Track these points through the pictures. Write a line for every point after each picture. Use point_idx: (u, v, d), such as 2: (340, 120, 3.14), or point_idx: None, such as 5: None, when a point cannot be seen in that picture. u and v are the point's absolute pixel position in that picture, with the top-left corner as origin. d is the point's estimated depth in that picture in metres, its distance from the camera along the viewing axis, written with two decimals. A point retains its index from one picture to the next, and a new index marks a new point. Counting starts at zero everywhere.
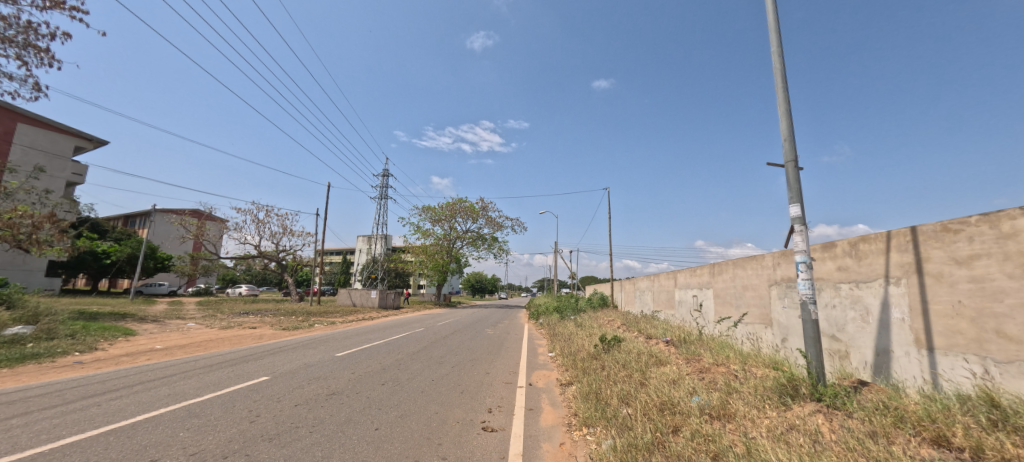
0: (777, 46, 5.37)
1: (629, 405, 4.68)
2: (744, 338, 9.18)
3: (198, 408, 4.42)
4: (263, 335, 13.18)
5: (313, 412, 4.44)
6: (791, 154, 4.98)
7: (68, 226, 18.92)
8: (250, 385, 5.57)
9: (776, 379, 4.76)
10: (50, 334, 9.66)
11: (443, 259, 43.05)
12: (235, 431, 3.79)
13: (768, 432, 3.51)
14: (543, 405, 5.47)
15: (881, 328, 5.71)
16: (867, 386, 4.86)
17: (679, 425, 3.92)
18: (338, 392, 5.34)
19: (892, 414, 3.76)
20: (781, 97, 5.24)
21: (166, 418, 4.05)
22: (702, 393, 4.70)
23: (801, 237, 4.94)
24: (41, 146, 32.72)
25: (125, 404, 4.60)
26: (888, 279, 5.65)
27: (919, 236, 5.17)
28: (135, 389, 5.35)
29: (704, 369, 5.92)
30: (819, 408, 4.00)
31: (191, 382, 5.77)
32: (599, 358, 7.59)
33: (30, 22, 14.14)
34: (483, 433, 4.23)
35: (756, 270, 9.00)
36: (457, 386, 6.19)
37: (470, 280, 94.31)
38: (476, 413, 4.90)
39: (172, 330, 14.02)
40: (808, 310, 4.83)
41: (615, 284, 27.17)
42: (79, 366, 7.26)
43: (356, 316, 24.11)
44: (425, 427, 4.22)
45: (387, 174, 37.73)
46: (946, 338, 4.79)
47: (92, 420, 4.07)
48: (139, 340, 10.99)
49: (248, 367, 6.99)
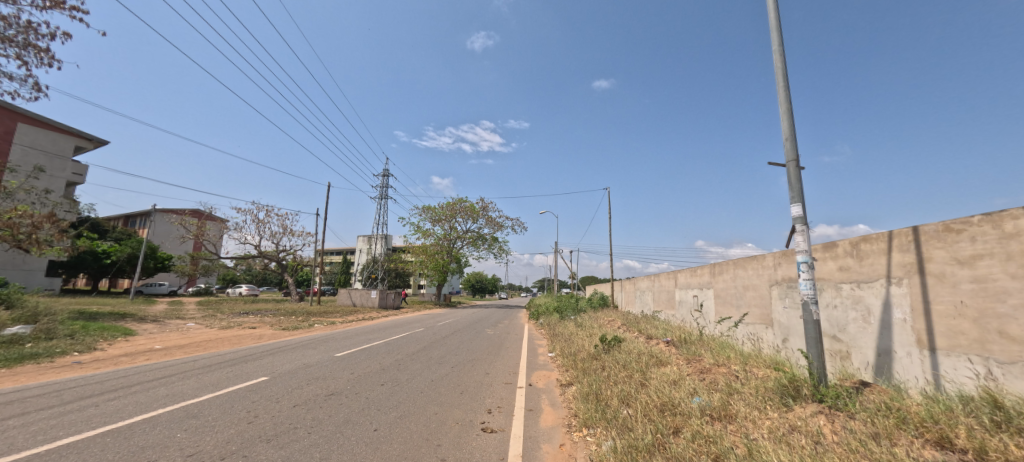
0: (778, 45, 5.35)
1: (630, 406, 4.64)
2: (744, 338, 9.16)
3: (196, 409, 4.40)
4: (263, 335, 13.17)
5: (312, 413, 4.41)
6: (793, 153, 4.95)
7: (68, 226, 18.92)
8: (248, 385, 5.54)
9: (777, 379, 4.73)
10: (50, 334, 9.65)
11: (443, 259, 43.06)
12: (233, 432, 3.76)
13: (770, 433, 3.48)
14: (544, 405, 5.44)
15: (882, 328, 5.69)
16: (868, 387, 4.83)
17: (680, 426, 3.90)
18: (337, 393, 5.31)
19: (894, 415, 3.73)
20: (781, 96, 5.21)
21: (163, 419, 4.01)
22: (702, 393, 4.68)
23: (802, 237, 4.91)
24: (42, 146, 32.74)
25: (122, 405, 4.58)
26: (890, 279, 5.62)
27: (921, 236, 5.14)
28: (133, 389, 5.33)
29: (705, 369, 5.90)
30: (821, 409, 3.97)
31: (190, 382, 5.74)
32: (599, 358, 7.57)
33: (30, 22, 14.13)
34: (483, 434, 4.21)
35: (756, 270, 8.99)
36: (457, 386, 6.16)
37: (470, 280, 94.19)
38: (476, 413, 4.87)
39: (171, 330, 14.02)
40: (809, 311, 4.80)
41: (616, 284, 27.13)
42: (77, 366, 7.24)
43: (356, 316, 24.11)
44: (424, 428, 4.20)
45: (387, 174, 37.71)
46: (948, 338, 4.76)
47: (90, 421, 4.05)
48: (138, 339, 10.98)
49: (247, 367, 6.97)
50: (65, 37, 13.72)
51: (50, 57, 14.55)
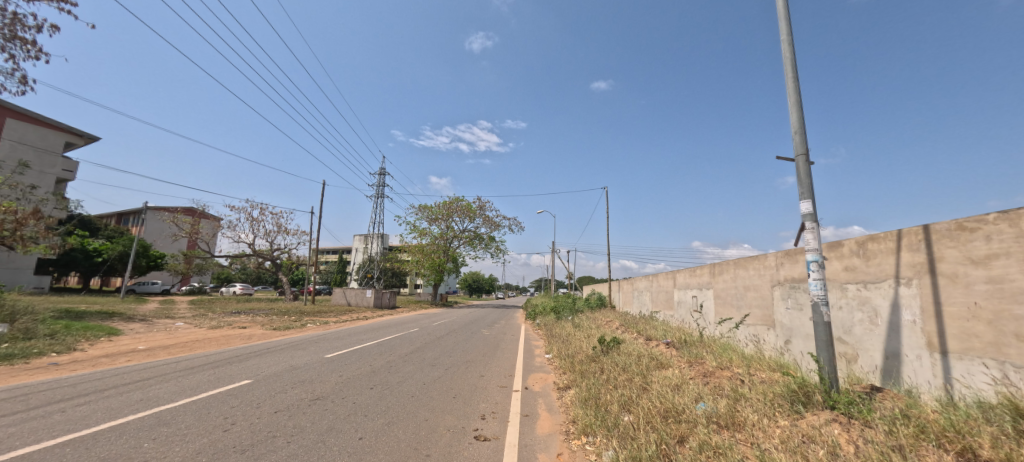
0: (786, 34, 5.15)
1: (630, 412, 4.42)
2: (745, 339, 8.94)
3: (169, 415, 4.13)
4: (252, 335, 12.81)
5: (294, 420, 4.15)
6: (803, 146, 4.73)
7: (56, 223, 18.40)
8: (229, 389, 5.27)
9: (786, 385, 4.51)
10: (29, 334, 9.30)
11: (440, 258, 42.72)
12: (205, 441, 3.50)
13: (782, 444, 3.25)
14: (540, 410, 5.21)
15: (890, 330, 5.47)
16: (879, 392, 4.61)
17: (685, 435, 3.66)
18: (323, 397, 5.07)
19: (913, 423, 3.49)
20: (791, 88, 4.99)
21: (131, 427, 3.74)
22: (708, 399, 4.44)
23: (812, 235, 4.68)
24: (30, 141, 32.17)
25: (91, 411, 4.30)
26: (899, 279, 5.41)
27: (932, 235, 4.94)
28: (106, 393, 5.04)
29: (708, 373, 5.68)
30: (835, 417, 3.74)
31: (168, 386, 5.45)
32: (598, 360, 7.33)
33: (16, 14, 13.74)
34: (476, 442, 3.96)
35: (758, 270, 8.76)
36: (449, 390, 5.91)
37: (466, 279, 93.67)
38: (469, 420, 4.63)
39: (158, 330, 13.62)
40: (819, 312, 4.57)
41: (613, 284, 27.00)
42: (54, 369, 6.89)
43: (350, 316, 23.75)
44: (413, 436, 3.94)
45: (382, 172, 37.37)
46: (961, 341, 4.57)
47: (51, 429, 3.75)
48: (122, 340, 10.62)
49: (231, 369, 6.71)
50: (52, 30, 13.34)
51: (37, 50, 14.15)
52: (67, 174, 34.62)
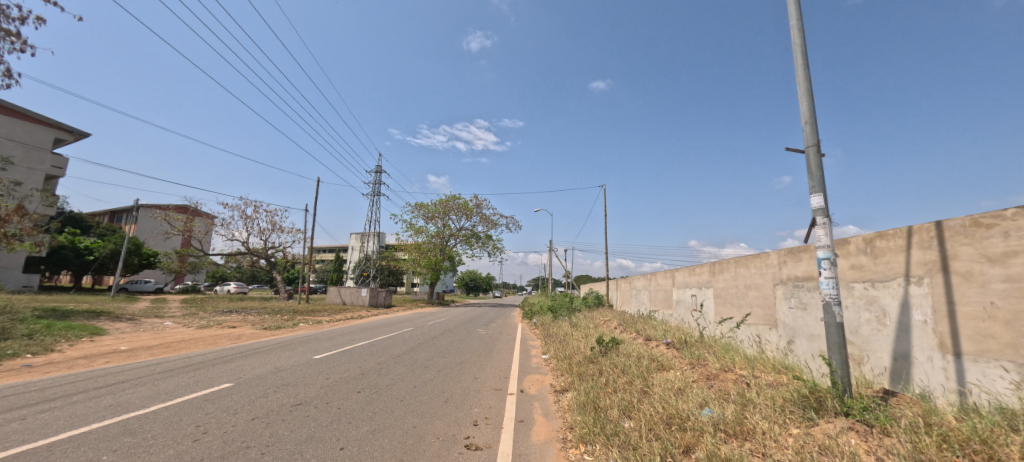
0: (795, 19, 4.92)
1: (631, 418, 4.18)
2: (746, 339, 8.74)
3: (136, 424, 3.84)
4: (241, 335, 12.49)
5: (271, 428, 3.88)
6: (814, 137, 4.48)
7: (41, 220, 17.92)
8: (207, 393, 4.99)
9: (796, 389, 4.28)
10: (5, 335, 8.93)
11: (437, 257, 42.35)
12: (172, 453, 3.22)
13: (796, 454, 3.01)
14: (535, 416, 4.96)
15: (900, 330, 5.24)
16: (892, 396, 4.38)
17: (692, 444, 3.42)
18: (305, 403, 4.78)
19: (933, 432, 3.26)
20: (802, 76, 4.75)
21: (92, 438, 3.45)
22: (713, 405, 4.19)
23: (824, 231, 4.42)
24: (18, 137, 31.83)
25: (52, 419, 3.99)
26: (908, 278, 5.18)
27: (945, 232, 4.71)
28: (76, 398, 4.76)
29: (711, 375, 5.42)
30: (851, 425, 3.50)
31: (142, 390, 5.16)
32: (596, 361, 7.06)
33: None
34: (466, 452, 3.69)
35: (759, 268, 8.54)
36: (441, 394, 5.67)
37: (462, 278, 93.35)
38: (460, 426, 4.37)
39: (145, 330, 13.21)
40: (832, 313, 4.31)
41: (611, 283, 26.87)
42: (25, 371, 6.54)
43: (344, 316, 22.70)
44: (399, 445, 3.68)
45: (380, 168, 36.74)
46: (975, 343, 4.34)
47: (6, 438, 3.47)
48: (106, 340, 10.29)
49: (212, 371, 6.41)
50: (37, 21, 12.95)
51: (22, 42, 13.74)
52: (56, 171, 33.84)
